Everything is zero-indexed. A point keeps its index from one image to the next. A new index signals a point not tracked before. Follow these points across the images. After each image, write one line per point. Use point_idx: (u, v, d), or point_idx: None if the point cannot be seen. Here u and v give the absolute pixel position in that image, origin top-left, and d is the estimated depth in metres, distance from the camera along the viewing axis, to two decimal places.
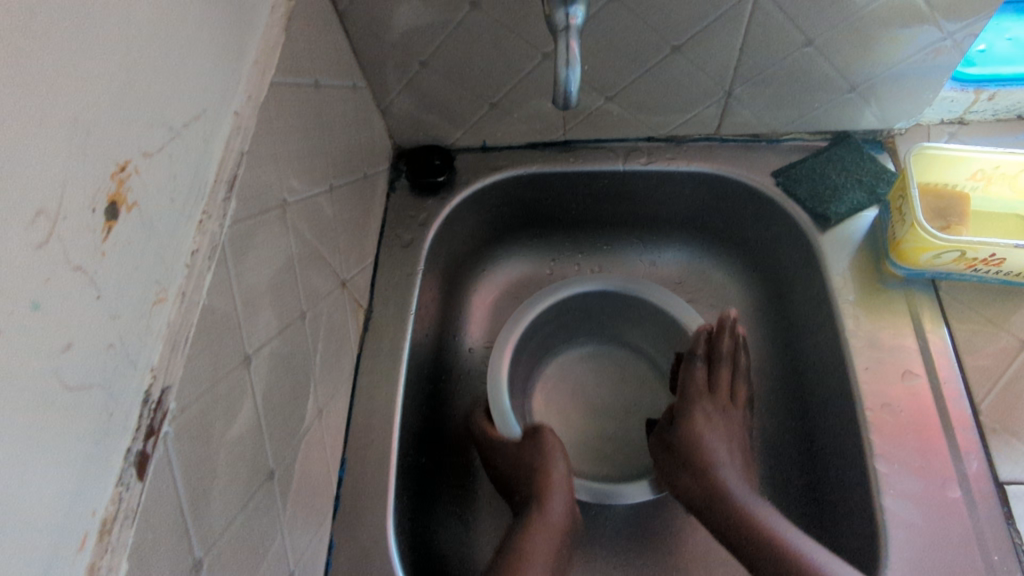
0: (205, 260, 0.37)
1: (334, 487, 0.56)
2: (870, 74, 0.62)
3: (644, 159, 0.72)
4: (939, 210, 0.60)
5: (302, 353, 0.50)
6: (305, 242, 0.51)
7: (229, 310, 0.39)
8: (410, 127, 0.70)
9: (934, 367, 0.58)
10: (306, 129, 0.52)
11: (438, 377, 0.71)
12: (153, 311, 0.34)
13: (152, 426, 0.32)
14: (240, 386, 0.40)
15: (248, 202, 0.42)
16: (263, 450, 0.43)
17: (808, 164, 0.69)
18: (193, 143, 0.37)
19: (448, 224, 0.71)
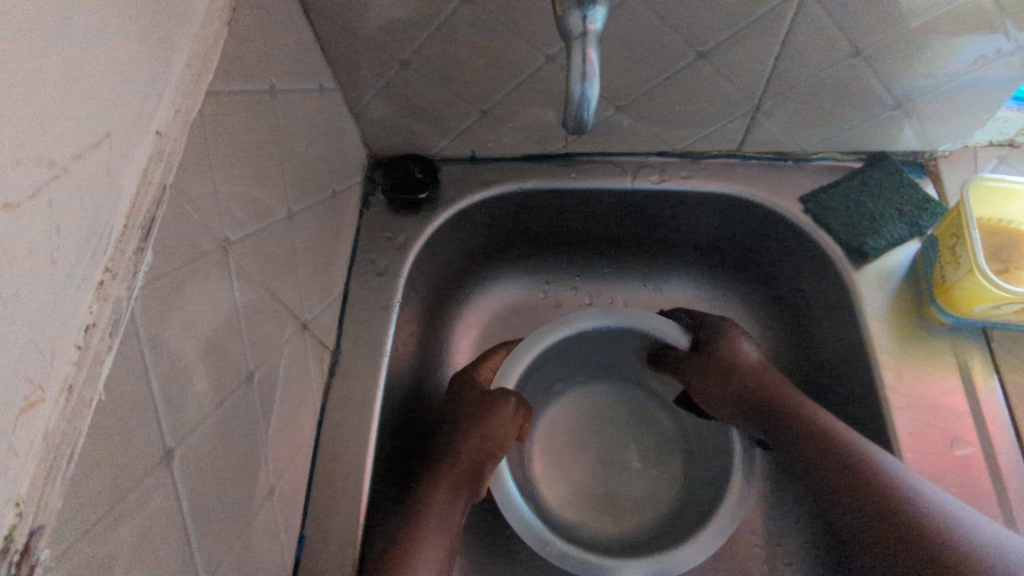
0: (104, 338, 0.28)
1: (289, 570, 0.47)
2: (920, 90, 0.54)
3: (656, 176, 0.63)
4: (998, 252, 0.53)
5: (250, 423, 0.41)
6: (256, 284, 0.42)
7: (141, 398, 0.30)
8: (388, 134, 0.60)
9: (987, 433, 0.51)
10: (259, 144, 0.42)
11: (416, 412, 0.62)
12: (22, 421, 0.24)
13: None
14: (156, 493, 0.31)
15: (173, 250, 0.33)
16: (192, 563, 0.34)
17: (841, 189, 0.61)
18: (91, 180, 0.28)
19: (430, 246, 0.62)
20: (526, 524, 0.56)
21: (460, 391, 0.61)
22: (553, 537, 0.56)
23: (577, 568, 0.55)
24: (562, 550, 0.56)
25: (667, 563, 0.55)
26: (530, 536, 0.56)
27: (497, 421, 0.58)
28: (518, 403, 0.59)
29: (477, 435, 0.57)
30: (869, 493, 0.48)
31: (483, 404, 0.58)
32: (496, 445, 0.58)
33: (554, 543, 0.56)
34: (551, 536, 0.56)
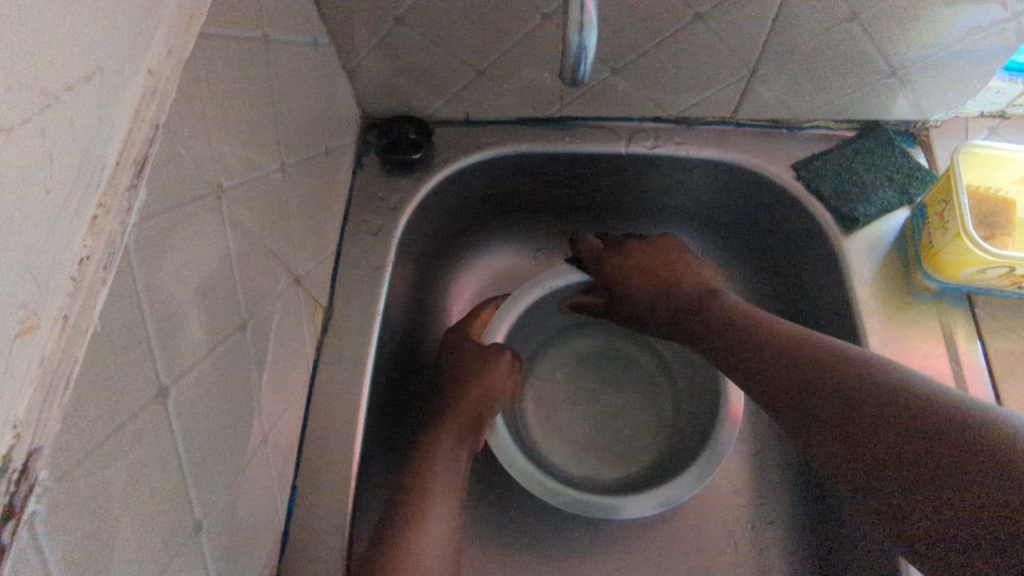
0: (98, 271, 0.28)
1: (282, 519, 0.48)
2: (914, 57, 0.55)
3: (650, 141, 0.63)
4: (984, 218, 0.52)
5: (243, 370, 0.41)
6: (249, 233, 0.42)
7: (134, 334, 0.30)
8: (382, 93, 0.60)
9: (968, 393, 0.52)
10: (251, 93, 0.42)
11: (408, 372, 0.63)
12: (18, 345, 0.24)
13: (11, 505, 0.23)
14: (151, 429, 0.31)
15: (166, 190, 0.33)
16: (186, 502, 0.34)
17: (833, 157, 0.61)
18: (84, 113, 0.28)
19: (424, 208, 0.62)
20: (521, 467, 0.58)
21: (454, 345, 0.63)
22: (563, 486, 0.58)
23: (573, 509, 0.57)
24: (573, 497, 0.57)
25: (665, 496, 0.57)
26: (540, 487, 0.58)
27: (495, 370, 0.60)
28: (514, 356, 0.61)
29: (478, 385, 0.59)
30: (827, 373, 0.42)
31: (478, 361, 0.60)
32: (495, 394, 0.60)
33: (565, 491, 0.57)
34: (560, 486, 0.58)
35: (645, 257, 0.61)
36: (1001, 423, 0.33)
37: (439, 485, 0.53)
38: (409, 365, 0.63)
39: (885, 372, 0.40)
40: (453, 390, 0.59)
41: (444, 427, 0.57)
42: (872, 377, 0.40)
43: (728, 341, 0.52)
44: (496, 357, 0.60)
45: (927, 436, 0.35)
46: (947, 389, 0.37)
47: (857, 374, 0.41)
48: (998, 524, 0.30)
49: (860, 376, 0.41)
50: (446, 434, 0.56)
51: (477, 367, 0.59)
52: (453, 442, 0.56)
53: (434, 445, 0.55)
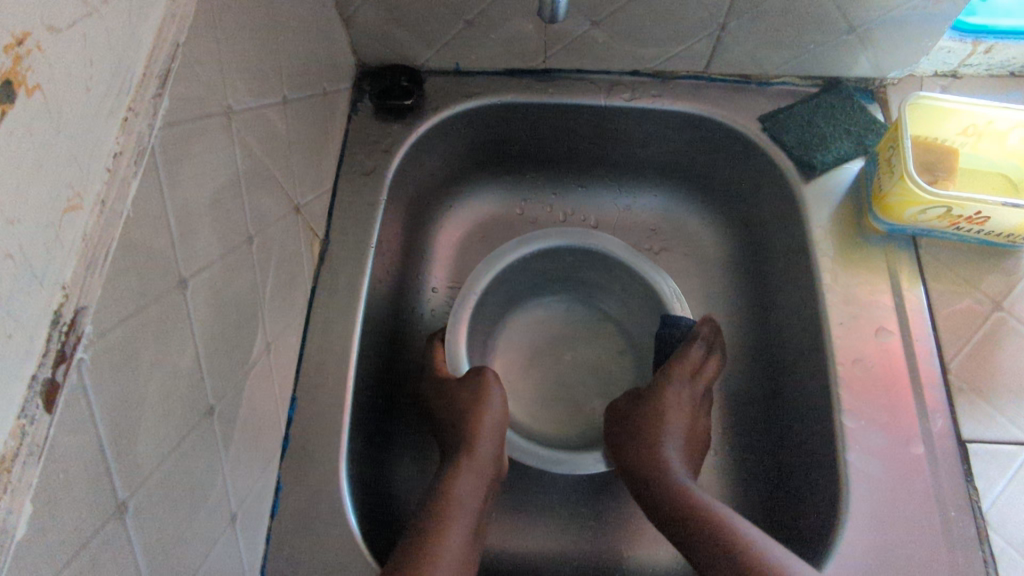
0: (130, 165, 0.32)
1: (282, 427, 0.52)
2: (871, 15, 0.59)
3: (627, 94, 0.67)
4: (926, 164, 0.58)
5: (249, 282, 0.45)
6: (254, 157, 0.46)
7: (159, 226, 0.34)
8: (376, 41, 0.63)
9: (908, 324, 0.57)
10: (257, 27, 0.45)
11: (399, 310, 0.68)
12: (65, 219, 0.28)
13: (63, 351, 0.27)
14: (173, 313, 0.35)
15: (185, 103, 0.37)
16: (201, 385, 0.39)
17: (796, 111, 0.66)
18: (117, 23, 0.31)
19: (414, 153, 0.66)
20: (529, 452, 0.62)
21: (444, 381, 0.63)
22: (581, 454, 0.63)
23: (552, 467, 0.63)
24: (597, 461, 0.62)
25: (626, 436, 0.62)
26: (566, 465, 0.62)
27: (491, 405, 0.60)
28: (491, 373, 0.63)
29: (482, 419, 0.59)
30: (707, 540, 0.49)
31: (471, 394, 0.60)
32: (496, 427, 0.60)
33: (585, 458, 0.62)
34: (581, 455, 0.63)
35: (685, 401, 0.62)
36: None
37: (455, 524, 0.53)
38: (399, 302, 0.68)
39: (754, 552, 0.46)
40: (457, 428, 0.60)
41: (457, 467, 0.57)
42: (738, 553, 0.47)
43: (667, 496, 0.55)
44: (488, 388, 0.61)
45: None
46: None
47: (732, 541, 0.48)
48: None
49: (727, 550, 0.47)
50: (459, 477, 0.56)
51: (471, 399, 0.60)
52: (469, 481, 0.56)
53: (450, 489, 0.55)
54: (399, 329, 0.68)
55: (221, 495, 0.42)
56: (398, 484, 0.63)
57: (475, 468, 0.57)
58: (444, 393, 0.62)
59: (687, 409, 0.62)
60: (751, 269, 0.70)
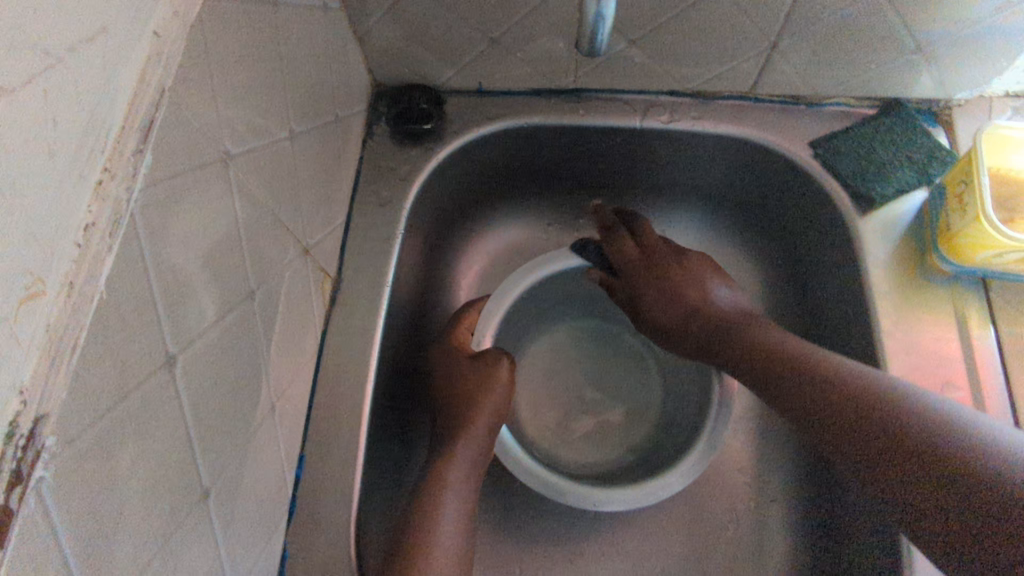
0: (105, 237, 0.28)
1: (289, 488, 0.48)
2: (942, 32, 0.53)
3: (665, 115, 0.62)
4: (1002, 201, 0.52)
5: (250, 341, 0.41)
6: (257, 202, 0.41)
7: (142, 300, 0.30)
8: (393, 61, 0.59)
9: (977, 378, 0.51)
10: (259, 58, 0.41)
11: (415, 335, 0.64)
12: (21, 313, 0.24)
13: (19, 471, 0.23)
14: (159, 396, 0.31)
15: (173, 155, 0.32)
16: (194, 468, 0.35)
17: (852, 135, 0.60)
18: (89, 75, 0.27)
19: (434, 180, 0.61)
20: (521, 466, 0.58)
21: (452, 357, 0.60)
22: (588, 489, 0.57)
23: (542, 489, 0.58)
24: (598, 498, 0.57)
25: (656, 488, 0.57)
26: (563, 493, 0.57)
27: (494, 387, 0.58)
28: (512, 363, 0.60)
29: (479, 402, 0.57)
30: (849, 393, 0.44)
31: (479, 378, 0.58)
32: (501, 408, 0.58)
33: (590, 492, 0.57)
34: (585, 490, 0.57)
35: (653, 258, 0.62)
36: (987, 461, 0.36)
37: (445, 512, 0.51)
38: (415, 333, 0.63)
39: (900, 403, 0.41)
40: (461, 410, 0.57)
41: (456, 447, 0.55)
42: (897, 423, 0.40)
43: (766, 363, 0.51)
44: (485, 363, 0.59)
45: (925, 459, 0.38)
46: (969, 420, 0.39)
47: (875, 408, 0.42)
48: (992, 516, 0.34)
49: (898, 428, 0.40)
50: (458, 456, 0.54)
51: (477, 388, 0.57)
52: (468, 460, 0.55)
53: (446, 473, 0.53)
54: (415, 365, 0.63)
55: None
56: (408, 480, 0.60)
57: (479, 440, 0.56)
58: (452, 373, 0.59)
59: (710, 323, 0.57)
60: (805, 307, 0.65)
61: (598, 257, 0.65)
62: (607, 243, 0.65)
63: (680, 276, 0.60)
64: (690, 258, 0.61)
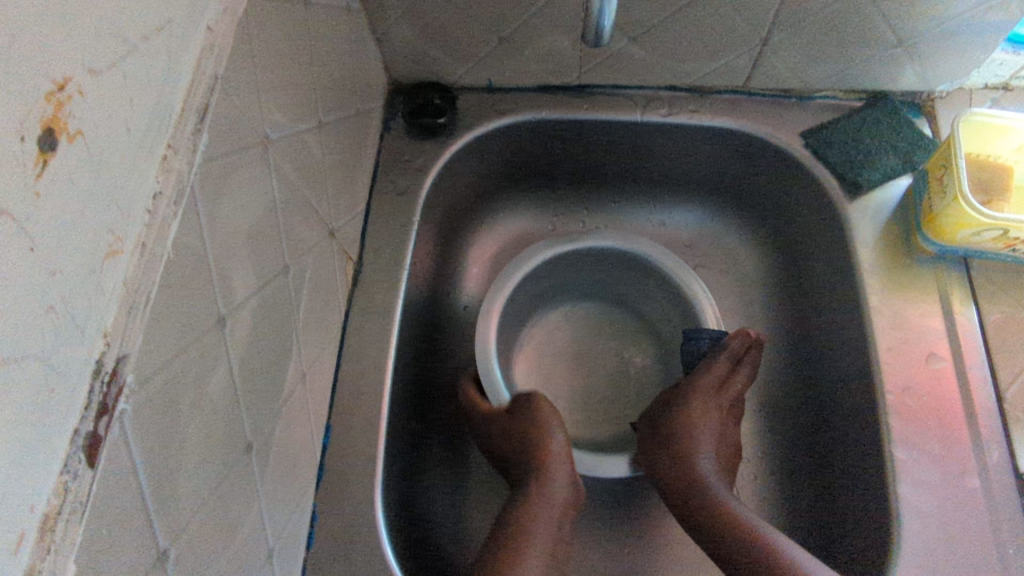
0: (170, 204, 0.31)
1: (317, 455, 0.51)
2: (922, 27, 0.57)
3: (664, 109, 0.66)
4: (981, 184, 0.55)
5: (284, 313, 0.44)
6: (290, 185, 0.45)
7: (199, 264, 0.34)
8: (409, 59, 0.62)
9: (960, 349, 0.55)
10: (293, 53, 0.45)
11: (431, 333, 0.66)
12: (106, 265, 0.28)
13: (105, 403, 0.27)
14: (213, 352, 0.35)
15: (223, 136, 0.36)
16: (239, 422, 0.38)
17: (840, 126, 0.64)
18: (159, 61, 0.31)
19: (447, 172, 0.65)
20: None
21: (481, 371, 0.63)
22: (603, 458, 0.61)
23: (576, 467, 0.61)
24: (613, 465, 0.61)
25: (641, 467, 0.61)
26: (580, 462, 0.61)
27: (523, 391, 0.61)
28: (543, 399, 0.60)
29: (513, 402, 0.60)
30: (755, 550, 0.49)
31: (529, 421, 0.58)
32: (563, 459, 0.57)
33: (606, 460, 0.61)
34: (599, 458, 0.61)
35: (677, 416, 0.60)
36: None
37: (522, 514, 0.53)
38: (433, 312, 0.66)
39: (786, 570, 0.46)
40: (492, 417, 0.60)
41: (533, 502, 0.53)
42: None
43: (678, 487, 0.57)
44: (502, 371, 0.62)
45: None
46: None
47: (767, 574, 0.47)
48: None
49: None
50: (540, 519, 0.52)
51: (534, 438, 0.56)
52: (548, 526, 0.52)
53: (526, 531, 0.51)
54: (433, 344, 0.66)
55: (258, 531, 0.41)
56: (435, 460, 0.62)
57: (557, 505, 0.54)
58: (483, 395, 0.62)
59: (706, 442, 0.59)
60: (795, 292, 0.67)
61: (698, 353, 0.64)
62: (708, 356, 0.63)
63: (687, 418, 0.60)
64: (695, 399, 0.61)
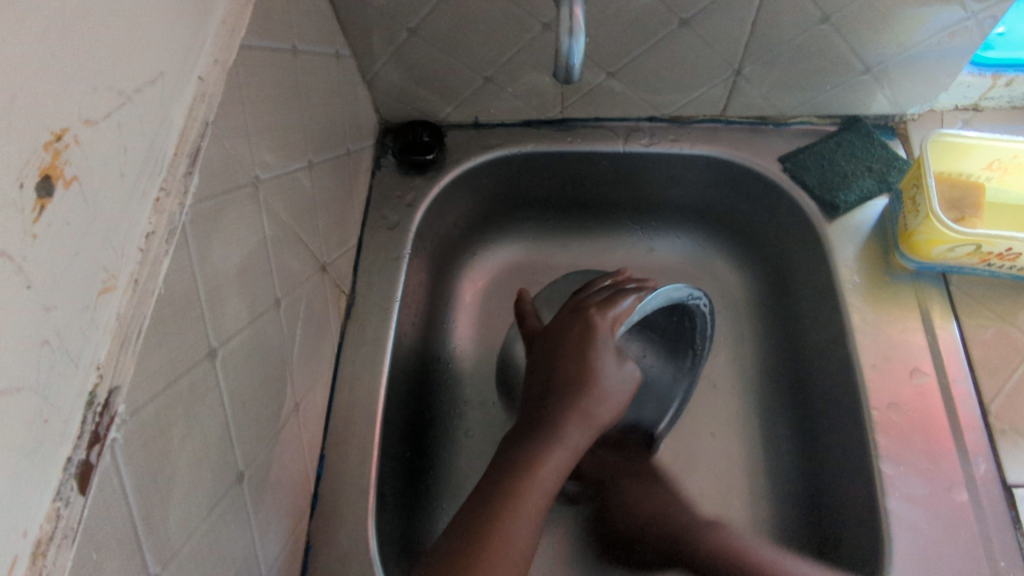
0: (162, 243, 0.33)
1: (311, 484, 0.52)
2: (886, 55, 0.59)
3: (645, 139, 0.68)
4: (953, 202, 0.58)
5: (275, 346, 0.46)
6: (280, 222, 0.47)
7: (191, 299, 0.35)
8: (398, 100, 0.65)
9: (942, 364, 0.55)
10: (284, 99, 0.47)
11: (414, 371, 0.64)
12: (99, 301, 0.29)
13: (96, 432, 0.28)
14: (203, 383, 0.37)
15: (216, 178, 0.38)
16: (228, 450, 0.39)
17: (816, 150, 0.65)
18: (149, 113, 0.33)
19: (437, 205, 0.67)
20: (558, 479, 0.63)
21: (569, 330, 0.54)
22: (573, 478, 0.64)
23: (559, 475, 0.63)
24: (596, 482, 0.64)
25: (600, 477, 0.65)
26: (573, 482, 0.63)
27: (607, 396, 0.52)
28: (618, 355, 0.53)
29: (599, 413, 0.51)
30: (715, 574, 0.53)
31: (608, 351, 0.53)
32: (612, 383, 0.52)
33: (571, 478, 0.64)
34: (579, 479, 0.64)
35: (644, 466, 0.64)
36: None
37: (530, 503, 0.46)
38: (423, 335, 0.67)
39: None
40: (569, 385, 0.52)
41: (552, 446, 0.49)
42: None
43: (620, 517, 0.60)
44: (602, 363, 0.52)
45: None
46: None
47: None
48: None
49: None
50: (551, 459, 0.48)
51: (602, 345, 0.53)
52: (554, 475, 0.48)
53: (540, 473, 0.47)
54: (423, 367, 0.66)
55: (248, 560, 0.42)
56: (429, 500, 0.61)
57: (575, 433, 0.50)
58: (552, 358, 0.54)
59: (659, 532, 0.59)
60: (784, 318, 0.68)
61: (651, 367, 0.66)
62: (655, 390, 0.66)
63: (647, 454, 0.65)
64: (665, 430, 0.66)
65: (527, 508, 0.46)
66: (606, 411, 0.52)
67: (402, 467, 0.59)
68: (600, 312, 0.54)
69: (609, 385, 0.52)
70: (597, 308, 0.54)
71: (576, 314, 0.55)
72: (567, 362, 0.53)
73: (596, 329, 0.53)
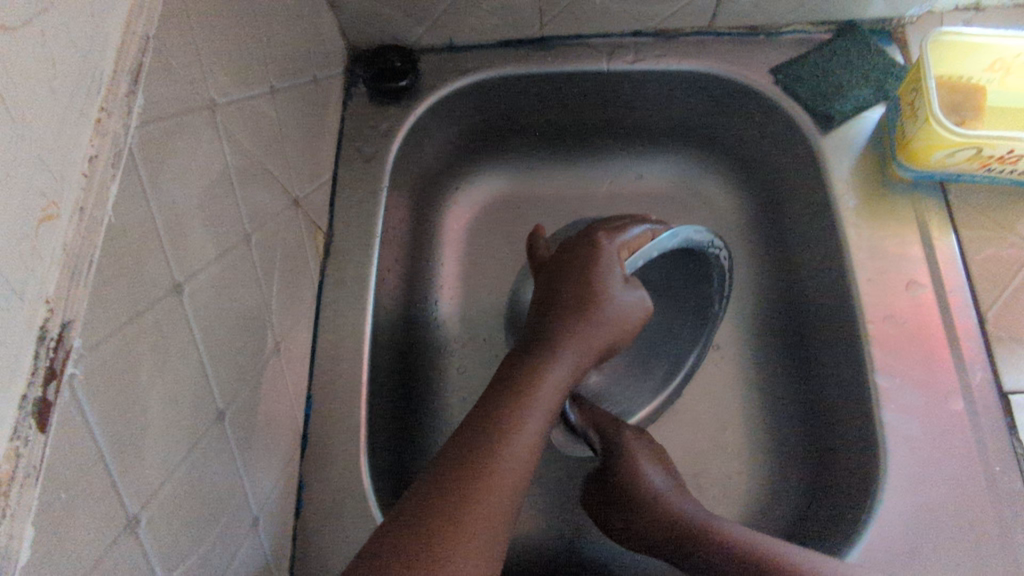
0: (108, 165, 0.30)
1: (299, 426, 0.51)
2: None
3: (630, 56, 0.64)
4: (954, 106, 0.56)
5: (249, 282, 0.44)
6: (244, 151, 0.44)
7: (148, 230, 0.33)
8: (365, 22, 0.61)
9: (939, 274, 0.54)
10: (238, 16, 0.44)
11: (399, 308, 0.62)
12: (41, 231, 0.27)
13: (52, 367, 0.26)
14: (170, 317, 0.35)
15: (165, 99, 0.35)
16: (205, 387, 0.38)
17: (810, 60, 0.62)
18: (80, 22, 0.29)
19: (413, 135, 0.64)
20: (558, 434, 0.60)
21: (573, 255, 0.51)
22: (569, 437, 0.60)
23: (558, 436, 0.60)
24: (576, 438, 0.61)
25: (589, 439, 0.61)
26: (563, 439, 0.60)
27: (610, 319, 0.49)
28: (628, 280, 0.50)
29: (601, 337, 0.48)
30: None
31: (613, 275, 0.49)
32: (617, 309, 0.49)
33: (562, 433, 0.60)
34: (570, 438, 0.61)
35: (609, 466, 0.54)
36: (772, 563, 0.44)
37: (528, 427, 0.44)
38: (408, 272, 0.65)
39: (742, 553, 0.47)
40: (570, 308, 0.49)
41: (552, 369, 0.47)
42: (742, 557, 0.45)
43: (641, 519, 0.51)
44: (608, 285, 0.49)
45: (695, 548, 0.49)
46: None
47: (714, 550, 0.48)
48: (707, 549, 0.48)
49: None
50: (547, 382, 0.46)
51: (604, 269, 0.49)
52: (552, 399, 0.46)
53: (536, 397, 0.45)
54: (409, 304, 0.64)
55: (236, 499, 0.41)
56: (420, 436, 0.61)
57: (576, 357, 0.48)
58: (554, 283, 0.51)
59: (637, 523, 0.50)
60: (778, 238, 0.66)
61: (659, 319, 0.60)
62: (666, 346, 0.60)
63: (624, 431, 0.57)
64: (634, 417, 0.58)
65: (521, 428, 0.43)
66: (610, 335, 0.49)
67: (391, 406, 0.58)
68: (607, 236, 0.51)
69: (613, 310, 0.49)
70: (604, 235, 0.51)
71: (582, 239, 0.52)
72: (569, 281, 0.50)
73: (598, 252, 0.50)
